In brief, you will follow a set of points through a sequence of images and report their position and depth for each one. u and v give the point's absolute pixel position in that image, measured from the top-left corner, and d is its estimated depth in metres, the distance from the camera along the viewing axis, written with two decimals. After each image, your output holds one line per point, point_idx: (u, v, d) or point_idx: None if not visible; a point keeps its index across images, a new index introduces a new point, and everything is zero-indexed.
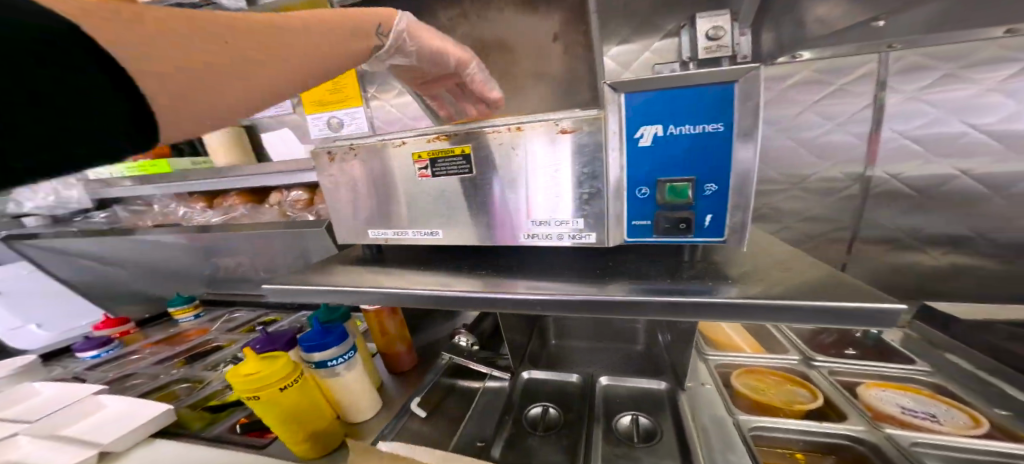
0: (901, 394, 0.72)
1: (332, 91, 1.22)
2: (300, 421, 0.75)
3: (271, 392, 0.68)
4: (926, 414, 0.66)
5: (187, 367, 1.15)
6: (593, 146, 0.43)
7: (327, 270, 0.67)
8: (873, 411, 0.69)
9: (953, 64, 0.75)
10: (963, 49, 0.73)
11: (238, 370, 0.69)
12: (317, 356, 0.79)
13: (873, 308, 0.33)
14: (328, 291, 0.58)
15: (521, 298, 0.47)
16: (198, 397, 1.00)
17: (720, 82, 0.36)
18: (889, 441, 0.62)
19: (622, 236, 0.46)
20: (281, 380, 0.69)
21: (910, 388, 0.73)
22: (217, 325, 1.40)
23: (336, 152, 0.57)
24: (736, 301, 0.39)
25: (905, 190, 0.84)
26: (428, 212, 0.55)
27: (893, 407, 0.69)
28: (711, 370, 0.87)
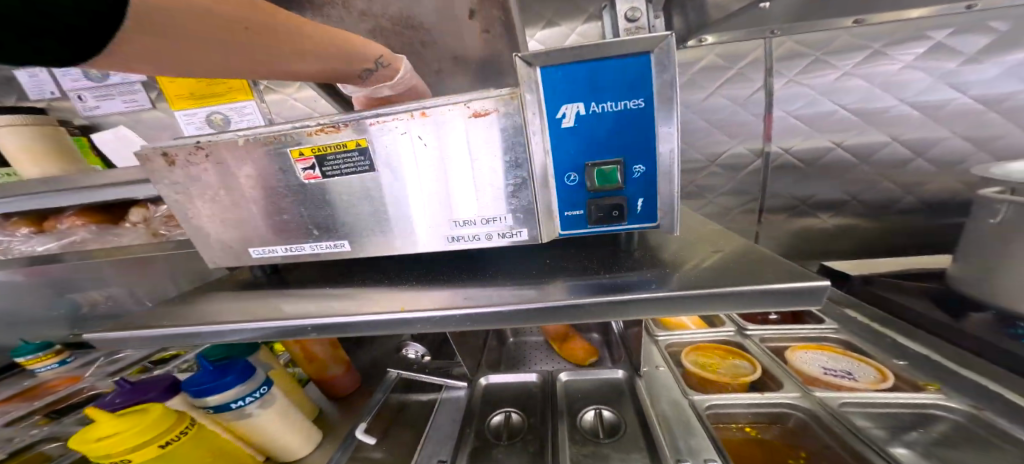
0: (820, 354, 0.81)
1: (208, 82, 0.99)
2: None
3: (152, 451, 0.53)
4: (843, 373, 0.74)
5: (57, 423, 0.87)
6: (510, 131, 0.38)
7: (200, 302, 0.52)
8: (803, 377, 0.75)
9: (819, 52, 0.85)
10: (825, 38, 0.83)
11: (88, 435, 0.51)
12: (213, 400, 0.64)
13: (806, 287, 0.33)
14: (198, 332, 0.45)
15: (451, 315, 0.39)
16: (80, 453, 0.76)
17: (633, 53, 0.33)
18: (822, 404, 0.68)
19: (555, 230, 0.42)
20: (163, 433, 0.54)
21: (825, 347, 0.83)
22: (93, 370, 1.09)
23: (178, 153, 0.43)
24: (677, 292, 0.36)
25: (795, 162, 0.95)
26: (327, 221, 0.45)
27: (816, 368, 0.76)
28: (661, 350, 0.91)
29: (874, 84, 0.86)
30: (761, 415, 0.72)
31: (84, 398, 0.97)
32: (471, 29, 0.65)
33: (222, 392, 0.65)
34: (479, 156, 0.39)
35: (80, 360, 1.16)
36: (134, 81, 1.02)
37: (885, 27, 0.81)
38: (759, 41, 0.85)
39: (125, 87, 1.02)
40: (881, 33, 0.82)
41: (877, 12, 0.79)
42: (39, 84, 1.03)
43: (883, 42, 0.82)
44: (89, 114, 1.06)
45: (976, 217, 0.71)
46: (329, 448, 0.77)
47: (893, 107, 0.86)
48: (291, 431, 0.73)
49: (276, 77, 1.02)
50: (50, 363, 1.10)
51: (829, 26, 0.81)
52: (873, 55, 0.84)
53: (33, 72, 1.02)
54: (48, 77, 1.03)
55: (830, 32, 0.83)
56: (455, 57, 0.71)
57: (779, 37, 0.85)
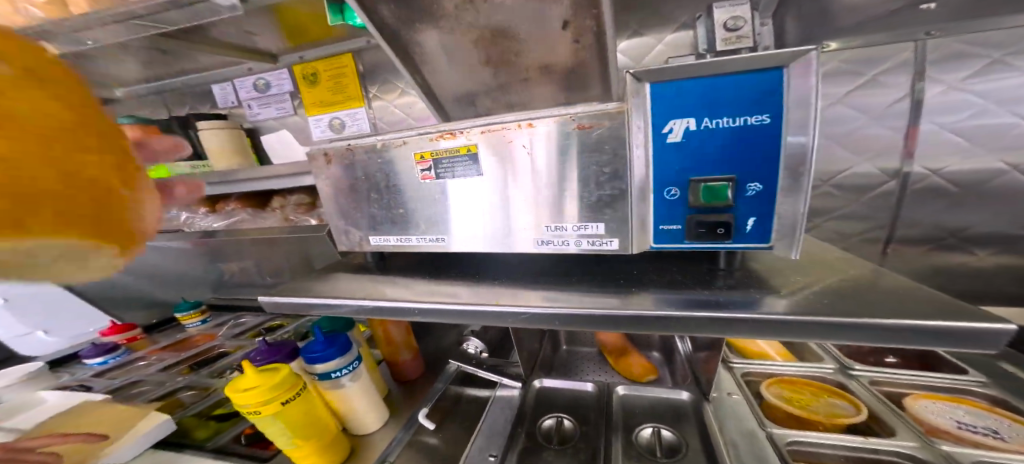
0: (954, 405, 0.68)
1: (334, 91, 1.19)
2: (311, 439, 0.71)
3: (275, 407, 0.64)
4: (987, 431, 0.61)
5: (194, 374, 1.11)
6: (614, 144, 0.39)
7: (328, 279, 0.62)
8: (927, 427, 0.64)
9: (1000, 51, 0.69)
10: (1008, 37, 0.68)
11: (239, 385, 0.65)
12: (321, 368, 0.76)
13: (977, 326, 0.28)
14: (322, 303, 0.54)
15: (537, 312, 0.42)
16: (204, 406, 0.96)
17: (761, 67, 0.32)
18: (950, 461, 0.57)
19: (647, 242, 0.42)
20: (284, 393, 0.66)
21: (965, 401, 0.68)
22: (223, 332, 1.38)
23: (334, 153, 0.53)
24: (791, 317, 0.34)
25: (944, 185, 0.79)
26: (432, 217, 0.51)
27: (947, 421, 0.64)
28: (736, 377, 0.83)
29: None
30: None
31: (216, 354, 1.23)
32: (561, 40, 0.68)
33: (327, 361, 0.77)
34: (579, 167, 0.41)
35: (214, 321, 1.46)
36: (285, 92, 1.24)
37: None
38: (908, 44, 0.73)
39: (277, 97, 1.26)
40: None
41: None
42: (226, 95, 1.31)
43: None
44: (254, 120, 1.32)
45: None
46: (393, 430, 0.84)
47: None
48: (370, 405, 0.83)
49: (381, 87, 1.17)
50: (195, 321, 1.44)
51: (1011, 19, 0.67)
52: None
53: (224, 86, 1.30)
54: (230, 89, 1.30)
55: (1014, 26, 0.68)
56: (543, 67, 0.75)
57: (938, 39, 0.72)
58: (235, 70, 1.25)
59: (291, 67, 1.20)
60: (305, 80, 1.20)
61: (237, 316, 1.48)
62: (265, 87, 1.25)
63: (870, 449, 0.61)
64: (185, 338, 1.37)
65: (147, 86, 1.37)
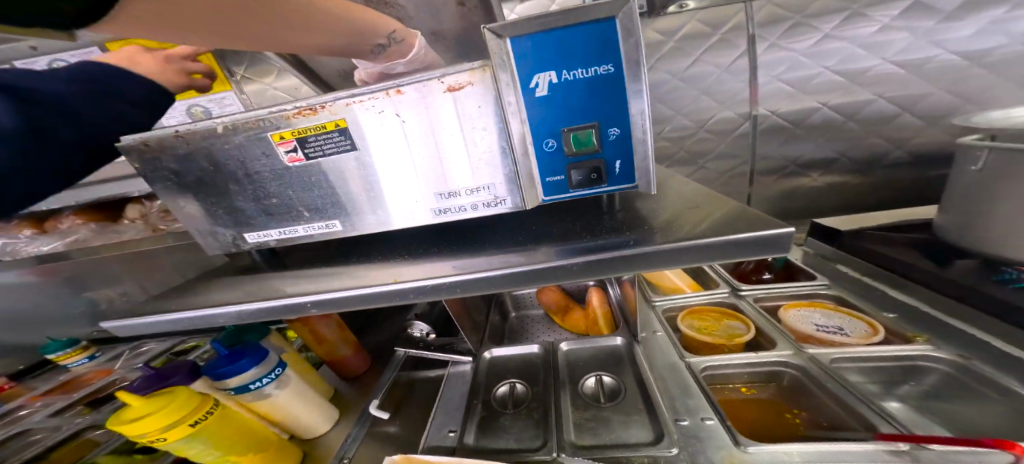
0: (812, 311, 0.85)
1: None
2: (246, 449, 0.65)
3: (186, 430, 0.56)
4: (836, 329, 0.78)
5: (96, 412, 0.91)
6: (487, 103, 0.39)
7: (206, 288, 0.54)
8: (798, 334, 0.79)
9: (799, 14, 0.84)
10: (803, 2, 0.83)
11: (124, 416, 0.54)
12: (234, 382, 0.68)
13: (777, 233, 0.35)
14: (199, 315, 0.47)
15: (442, 282, 0.42)
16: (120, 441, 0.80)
17: (601, 15, 0.34)
18: (814, 361, 0.72)
19: (538, 196, 0.44)
20: (194, 414, 0.57)
21: (819, 304, 0.86)
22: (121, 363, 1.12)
23: (157, 141, 0.44)
24: (653, 248, 0.39)
25: (783, 123, 0.95)
26: (316, 201, 0.46)
27: (810, 327, 0.79)
28: (659, 315, 0.95)
29: (856, 45, 0.85)
30: (758, 375, 0.76)
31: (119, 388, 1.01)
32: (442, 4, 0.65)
33: (238, 375, 0.68)
34: (456, 129, 0.40)
35: (109, 354, 1.18)
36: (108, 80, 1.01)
37: None
38: (740, 5, 0.85)
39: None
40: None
41: None
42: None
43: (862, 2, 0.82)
44: None
45: (960, 166, 0.73)
46: (347, 424, 0.83)
47: (878, 66, 0.86)
48: (308, 406, 0.78)
49: (251, 67, 1.01)
50: (79, 358, 1.13)
51: None
52: (853, 16, 0.83)
53: None
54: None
55: None
56: (432, 34, 0.71)
57: (760, 1, 0.84)
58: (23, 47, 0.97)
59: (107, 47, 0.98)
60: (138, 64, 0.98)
61: (136, 346, 1.22)
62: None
63: (760, 363, 0.74)
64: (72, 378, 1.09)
65: None
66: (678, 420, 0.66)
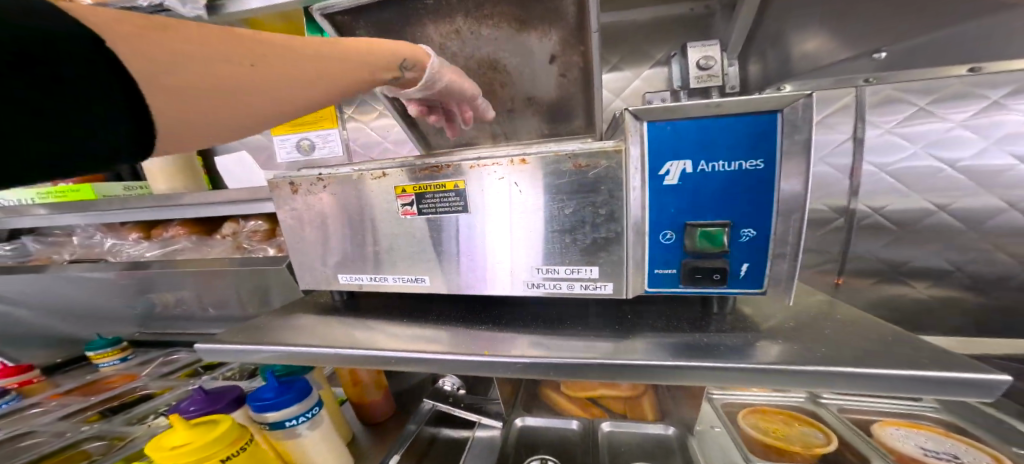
0: (912, 431, 0.70)
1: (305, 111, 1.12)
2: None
3: None
4: (949, 456, 0.63)
5: (105, 421, 0.88)
6: (615, 182, 0.37)
7: (284, 322, 0.53)
8: (897, 455, 0.64)
9: (924, 101, 0.78)
10: (930, 86, 0.77)
11: (162, 442, 0.54)
12: (271, 417, 0.64)
13: (975, 379, 0.29)
14: (269, 353, 0.46)
15: (533, 363, 0.38)
16: (118, 457, 0.76)
17: (758, 110, 0.32)
18: None
19: (642, 286, 0.40)
20: (224, 449, 0.55)
21: (921, 426, 0.71)
22: (149, 370, 1.11)
23: (302, 182, 0.47)
24: (775, 365, 0.33)
25: (887, 224, 0.86)
26: (413, 255, 0.46)
27: (913, 448, 0.65)
28: (716, 409, 0.83)
29: (991, 138, 0.77)
30: None
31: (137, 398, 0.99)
32: (547, 73, 0.68)
33: (280, 410, 0.64)
34: (574, 206, 0.39)
35: (140, 358, 1.18)
36: None
37: (1014, 73, 0.73)
38: (850, 89, 0.81)
39: None
40: (1006, 81, 0.74)
41: (1001, 60, 0.72)
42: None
43: (1004, 91, 0.74)
44: None
45: None
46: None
47: (1012, 167, 0.77)
48: (331, 455, 0.71)
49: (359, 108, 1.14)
50: (113, 359, 1.13)
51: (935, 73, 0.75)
52: (991, 106, 0.76)
53: None
54: None
55: (938, 80, 0.76)
56: (529, 99, 0.74)
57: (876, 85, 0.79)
58: None
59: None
60: None
61: (167, 352, 1.19)
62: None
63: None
64: (96, 379, 1.10)
65: None
66: None
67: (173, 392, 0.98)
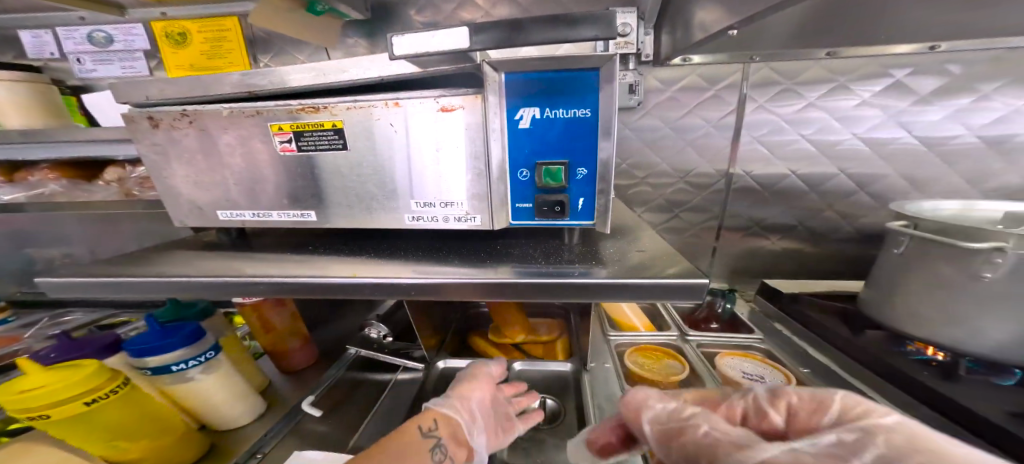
0: (743, 359, 0.82)
1: (209, 55, 1.02)
2: (133, 437, 0.55)
3: (75, 408, 0.48)
4: (758, 377, 0.76)
5: None
6: (477, 126, 0.41)
7: (162, 258, 0.52)
8: (724, 379, 0.76)
9: (790, 81, 0.91)
10: (796, 68, 0.89)
11: (11, 386, 0.46)
12: (153, 361, 0.60)
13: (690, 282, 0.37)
14: (128, 283, 0.45)
15: (392, 283, 0.42)
16: None
17: (584, 67, 0.38)
18: None
19: (507, 219, 0.45)
20: (91, 390, 0.49)
21: (749, 354, 0.84)
22: (34, 331, 0.99)
23: (162, 118, 0.46)
24: (602, 279, 0.39)
25: (756, 186, 1.01)
26: (294, 190, 0.48)
27: (737, 373, 0.77)
28: (610, 348, 0.89)
29: (835, 116, 0.92)
30: None
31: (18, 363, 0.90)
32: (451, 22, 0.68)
33: (163, 354, 0.60)
34: (444, 146, 0.43)
35: (24, 319, 1.05)
36: (135, 50, 1.01)
37: (854, 61, 0.87)
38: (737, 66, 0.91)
39: (124, 54, 1.01)
40: (851, 67, 0.88)
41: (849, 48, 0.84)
42: (42, 45, 0.99)
43: (849, 76, 0.88)
44: (85, 77, 1.02)
45: (886, 247, 0.73)
46: (270, 420, 0.75)
47: (847, 141, 0.93)
48: (232, 396, 0.69)
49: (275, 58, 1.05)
50: None
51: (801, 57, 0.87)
52: (838, 88, 0.90)
53: (38, 32, 0.99)
54: (51, 39, 0.99)
55: (802, 62, 0.88)
56: None
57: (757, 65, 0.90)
58: (59, 15, 0.97)
59: (149, 23, 0.99)
60: (167, 39, 1.00)
61: (55, 314, 1.08)
62: (106, 42, 1.00)
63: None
64: None
65: None
66: None
67: None
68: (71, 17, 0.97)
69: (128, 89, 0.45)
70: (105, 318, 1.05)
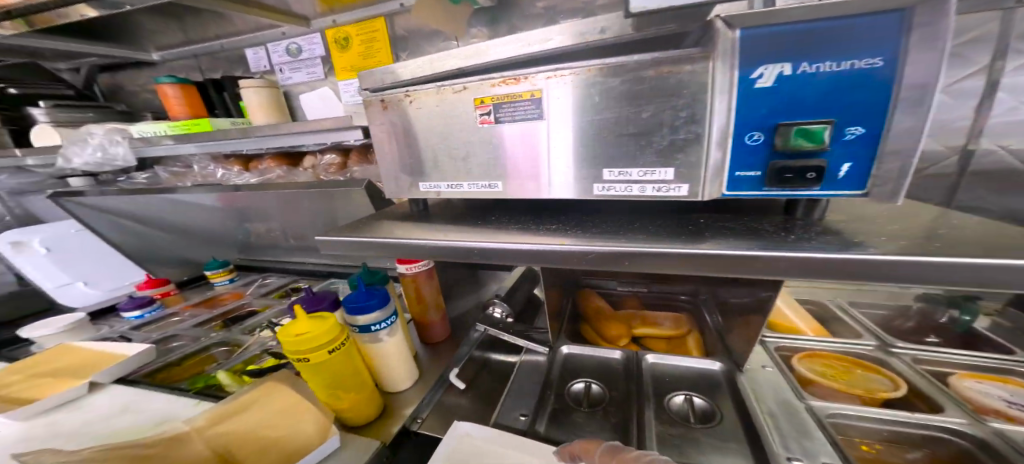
0: (998, 385, 0.67)
1: (364, 55, 1.17)
2: (347, 390, 0.69)
3: (322, 355, 0.61)
4: None
5: (228, 331, 1.07)
6: (698, 87, 0.37)
7: (379, 226, 0.61)
8: (973, 404, 0.63)
9: None
10: None
11: (290, 329, 0.60)
12: (361, 321, 0.71)
13: None
14: (373, 243, 0.55)
15: (591, 250, 0.42)
16: (237, 362, 0.93)
17: (881, 9, 0.30)
18: (999, 437, 0.56)
19: (720, 190, 0.40)
20: (331, 342, 0.62)
21: (1011, 381, 0.67)
22: (251, 290, 1.31)
23: (392, 99, 0.52)
24: (880, 256, 0.32)
25: (1014, 164, 0.79)
26: (487, 162, 0.51)
27: (995, 400, 0.62)
28: (770, 351, 0.80)
29: None
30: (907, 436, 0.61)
31: (246, 312, 1.19)
32: None
33: (367, 314, 0.72)
34: (653, 110, 0.40)
35: (243, 280, 1.39)
36: (315, 57, 1.22)
37: None
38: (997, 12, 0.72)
39: (309, 61, 1.22)
40: None
41: None
42: (260, 59, 1.26)
43: None
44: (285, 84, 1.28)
45: None
46: (421, 389, 0.83)
47: None
48: (400, 362, 0.79)
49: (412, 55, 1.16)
50: (224, 279, 1.35)
51: None
52: None
53: (256, 49, 1.25)
54: (264, 53, 1.25)
55: None
56: None
57: None
58: (269, 33, 1.21)
59: (324, 31, 1.18)
60: (336, 44, 1.18)
61: (263, 276, 1.41)
62: (298, 52, 1.22)
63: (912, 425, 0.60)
64: (213, 296, 1.30)
65: (184, 48, 1.33)
66: (790, 458, 0.56)
67: (270, 310, 1.17)
68: (276, 34, 1.21)
69: (371, 75, 0.53)
70: (292, 283, 1.35)
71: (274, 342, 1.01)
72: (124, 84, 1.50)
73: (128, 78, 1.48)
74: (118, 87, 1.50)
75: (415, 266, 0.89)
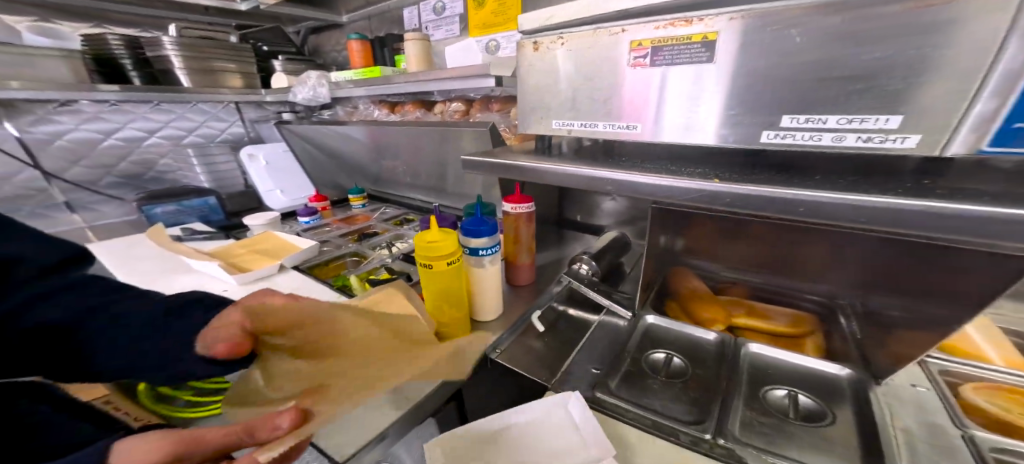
0: None
1: (496, 13, 1.24)
2: (451, 305, 0.80)
3: (443, 265, 0.73)
4: None
5: (359, 243, 1.35)
6: (980, 18, 0.31)
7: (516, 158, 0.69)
8: None
9: None
10: None
11: (424, 237, 0.73)
12: (471, 243, 0.82)
13: None
14: (521, 171, 0.65)
15: (744, 192, 0.44)
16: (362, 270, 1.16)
17: None
18: None
19: (980, 143, 0.34)
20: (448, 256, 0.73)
21: None
22: (376, 215, 1.60)
23: (545, 40, 0.58)
24: None
25: None
26: (631, 102, 0.53)
27: None
28: (929, 373, 0.68)
29: None
30: None
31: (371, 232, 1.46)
32: None
33: (477, 239, 0.82)
34: (891, 48, 0.35)
35: (373, 207, 1.69)
36: (455, 15, 1.34)
37: None
38: None
39: (449, 19, 1.36)
40: None
41: None
42: (412, 18, 1.44)
43: None
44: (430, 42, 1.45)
45: None
46: (504, 324, 0.90)
47: None
48: (494, 293, 0.88)
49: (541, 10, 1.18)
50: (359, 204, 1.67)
51: None
52: None
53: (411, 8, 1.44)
54: (416, 13, 1.43)
55: None
56: None
57: None
58: None
59: None
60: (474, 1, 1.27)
61: (376, 208, 1.68)
62: (442, 10, 1.36)
63: None
64: (353, 215, 1.62)
65: (360, 11, 1.60)
66: None
67: (387, 234, 1.41)
68: None
69: (526, 19, 0.58)
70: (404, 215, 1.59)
71: (389, 260, 1.22)
72: (322, 44, 1.94)
73: (324, 40, 1.92)
74: (318, 47, 1.96)
75: (520, 206, 0.96)
